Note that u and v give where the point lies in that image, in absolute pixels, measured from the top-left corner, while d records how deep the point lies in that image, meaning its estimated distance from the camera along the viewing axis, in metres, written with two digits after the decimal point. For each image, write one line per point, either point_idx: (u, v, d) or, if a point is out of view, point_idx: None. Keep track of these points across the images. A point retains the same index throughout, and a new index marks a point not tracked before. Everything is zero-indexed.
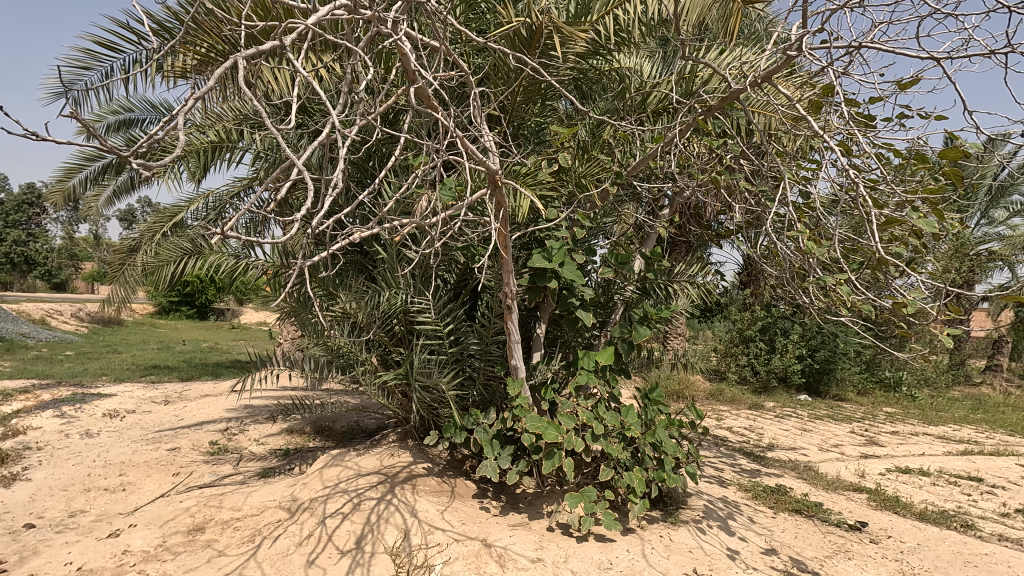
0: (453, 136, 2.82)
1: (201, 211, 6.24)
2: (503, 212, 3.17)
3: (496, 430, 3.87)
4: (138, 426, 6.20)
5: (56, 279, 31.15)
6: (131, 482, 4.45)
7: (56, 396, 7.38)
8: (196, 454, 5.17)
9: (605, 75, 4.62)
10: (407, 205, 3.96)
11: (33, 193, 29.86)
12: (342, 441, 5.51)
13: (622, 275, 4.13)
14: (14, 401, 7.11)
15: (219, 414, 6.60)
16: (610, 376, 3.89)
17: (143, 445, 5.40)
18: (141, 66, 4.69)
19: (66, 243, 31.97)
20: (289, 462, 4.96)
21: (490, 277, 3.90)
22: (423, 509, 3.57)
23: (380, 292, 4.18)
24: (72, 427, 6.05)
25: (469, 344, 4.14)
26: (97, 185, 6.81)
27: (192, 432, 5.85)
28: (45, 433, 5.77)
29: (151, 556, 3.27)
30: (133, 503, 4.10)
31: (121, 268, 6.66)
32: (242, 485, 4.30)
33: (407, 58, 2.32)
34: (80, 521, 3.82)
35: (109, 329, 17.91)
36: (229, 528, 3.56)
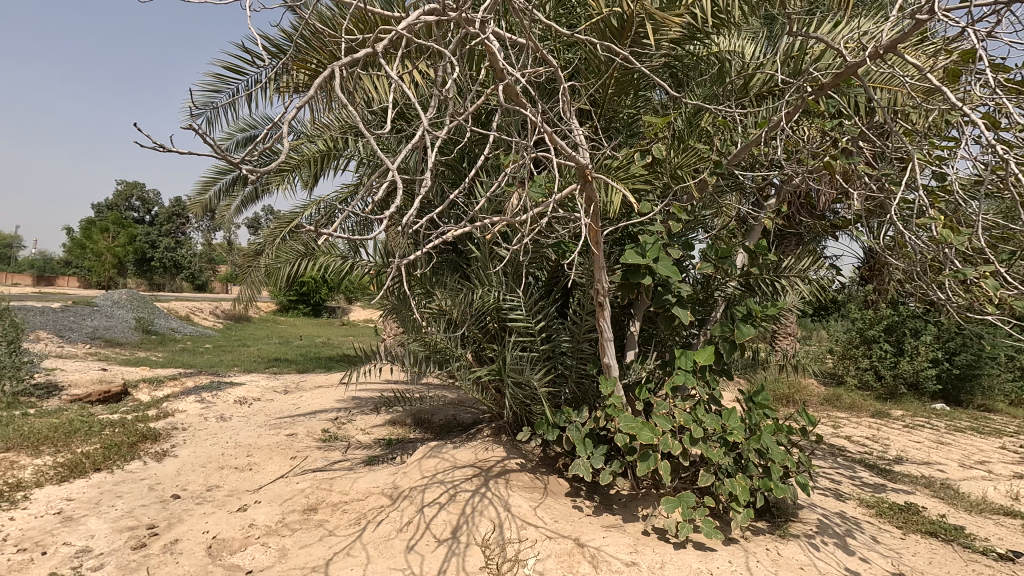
0: (542, 132, 2.80)
1: (315, 216, 6.78)
2: (594, 207, 3.11)
3: (589, 429, 3.81)
4: (263, 412, 6.87)
5: (200, 280, 35.23)
6: (257, 462, 4.94)
7: (198, 384, 8.37)
8: (311, 440, 5.62)
9: (703, 60, 4.41)
10: (499, 204, 4.00)
11: (179, 205, 34.18)
12: (440, 434, 5.73)
13: (723, 270, 3.90)
14: (165, 386, 8.17)
15: (331, 403, 7.14)
16: (710, 377, 3.69)
17: (267, 430, 5.98)
18: (261, 86, 5.14)
19: (206, 248, 36.15)
20: (392, 451, 5.25)
21: (582, 274, 3.86)
22: (516, 505, 3.61)
23: (474, 290, 4.27)
24: (210, 411, 6.82)
25: (561, 342, 4.14)
26: (229, 196, 7.60)
27: (307, 420, 6.37)
28: (189, 415, 6.58)
29: (272, 531, 3.61)
30: (258, 481, 4.55)
31: (249, 270, 7.39)
32: (349, 470, 4.62)
33: (495, 57, 2.32)
34: (215, 495, 4.29)
35: (239, 325, 20.03)
36: (339, 510, 3.83)
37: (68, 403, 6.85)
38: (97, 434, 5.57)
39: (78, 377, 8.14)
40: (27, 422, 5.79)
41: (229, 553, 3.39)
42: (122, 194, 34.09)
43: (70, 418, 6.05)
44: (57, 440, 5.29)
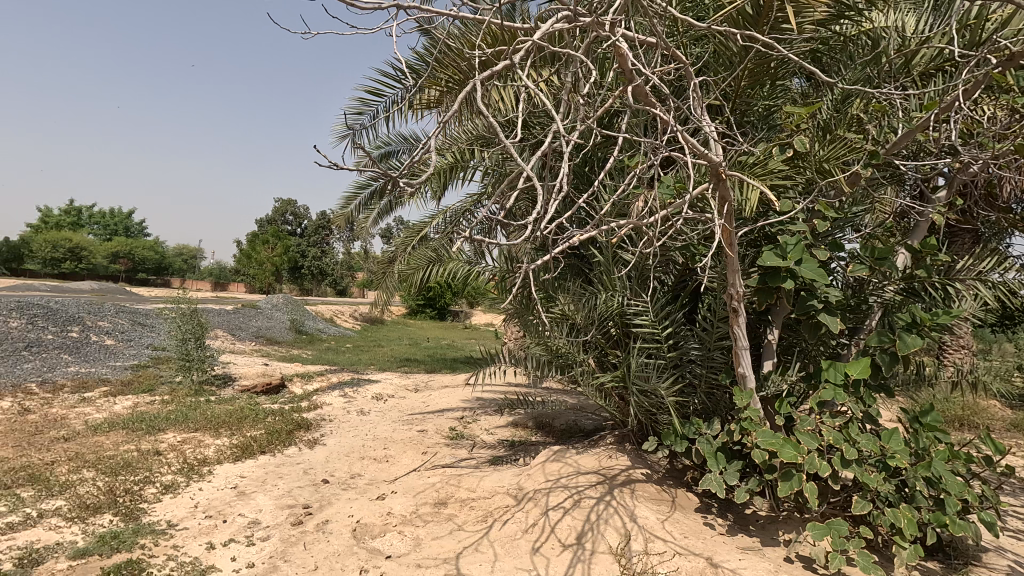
0: (672, 131, 2.70)
1: (441, 225, 7.19)
2: (727, 207, 2.94)
3: (721, 442, 3.59)
4: (396, 408, 7.39)
5: (340, 286, 38.88)
6: (393, 455, 5.33)
7: (341, 380, 9.23)
8: (439, 437, 5.93)
9: (853, 41, 4.00)
10: (623, 206, 3.90)
11: (325, 218, 38.06)
12: (561, 438, 5.75)
13: (880, 273, 3.48)
14: (315, 381, 9.11)
15: (457, 403, 7.49)
16: (865, 393, 3.30)
17: (401, 425, 6.42)
18: (397, 105, 5.55)
19: (346, 257, 39.82)
20: (515, 452, 5.37)
21: (713, 278, 3.65)
22: (643, 516, 3.50)
23: (597, 295, 4.23)
24: (352, 405, 7.49)
25: (689, 349, 3.95)
26: (367, 209, 8.30)
27: (436, 417, 6.74)
28: (334, 408, 7.28)
29: (407, 520, 3.86)
30: (394, 472, 4.90)
31: (384, 276, 8.01)
32: (476, 468, 4.80)
33: (624, 59, 2.27)
34: (358, 483, 4.69)
35: (374, 327, 21.79)
36: (466, 506, 3.99)
37: (240, 392, 7.90)
38: (262, 421, 6.36)
39: (247, 370, 9.37)
40: (210, 408, 6.77)
41: (371, 537, 3.68)
42: (278, 210, 38.56)
43: (242, 406, 6.98)
44: (233, 424, 6.12)
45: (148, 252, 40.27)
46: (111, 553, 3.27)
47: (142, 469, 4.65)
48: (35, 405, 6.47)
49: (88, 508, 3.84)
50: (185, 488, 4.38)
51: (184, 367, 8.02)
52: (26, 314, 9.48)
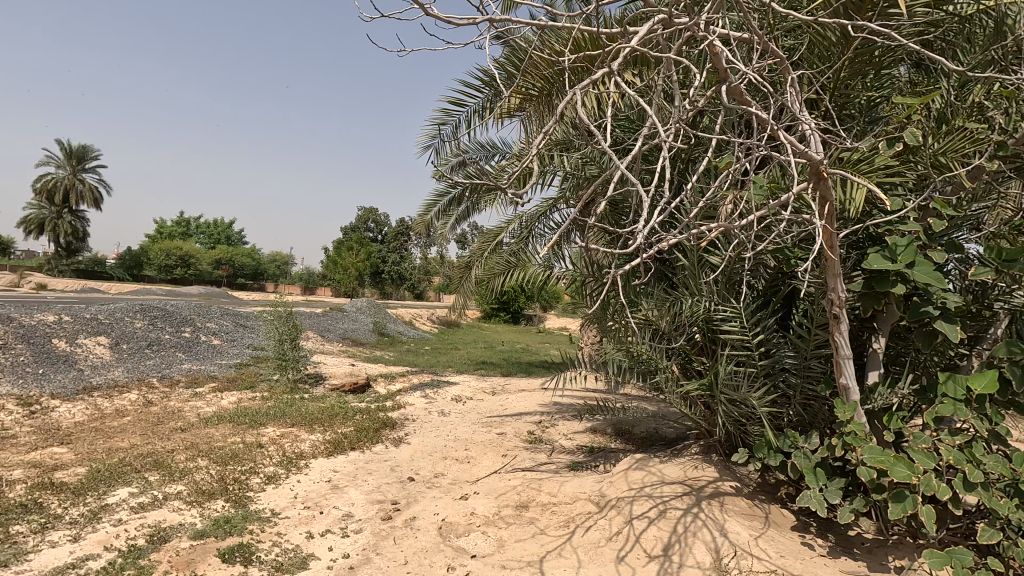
0: (768, 129, 2.58)
1: (516, 230, 7.30)
2: (828, 207, 2.77)
3: (821, 457, 3.37)
4: (475, 410, 7.54)
5: (417, 290, 40.20)
6: (474, 456, 5.44)
7: (422, 381, 9.54)
8: (518, 440, 5.99)
9: (972, 21, 3.64)
10: (710, 209, 3.77)
11: (404, 224, 39.57)
12: (642, 447, 5.62)
13: (1008, 277, 3.13)
14: (397, 382, 9.48)
15: (534, 406, 7.53)
16: (992, 410, 2.98)
17: (481, 427, 6.54)
18: (478, 115, 5.69)
19: (423, 262, 41.15)
20: (594, 458, 5.32)
21: (810, 282, 3.44)
22: (734, 531, 3.35)
23: (681, 300, 4.11)
24: (433, 406, 7.72)
25: (783, 357, 3.75)
26: (445, 216, 8.54)
27: (514, 421, 6.81)
28: (417, 408, 7.53)
29: (490, 521, 3.92)
30: (476, 473, 5.00)
31: (461, 281, 8.21)
32: (556, 473, 4.80)
33: (718, 59, 2.21)
34: (442, 482, 4.82)
35: (450, 330, 22.36)
36: (548, 511, 4.00)
37: (329, 391, 8.37)
38: (351, 419, 6.71)
39: (335, 370, 9.92)
40: (304, 405, 7.23)
41: (456, 535, 3.78)
42: (361, 218, 40.54)
43: (332, 404, 7.39)
44: (325, 421, 6.50)
45: (246, 259, 43.61)
46: (224, 536, 3.57)
47: (248, 460, 5.04)
48: (157, 398, 7.19)
49: (204, 494, 4.22)
50: (285, 479, 4.69)
51: (280, 366, 8.61)
52: (148, 316, 10.56)
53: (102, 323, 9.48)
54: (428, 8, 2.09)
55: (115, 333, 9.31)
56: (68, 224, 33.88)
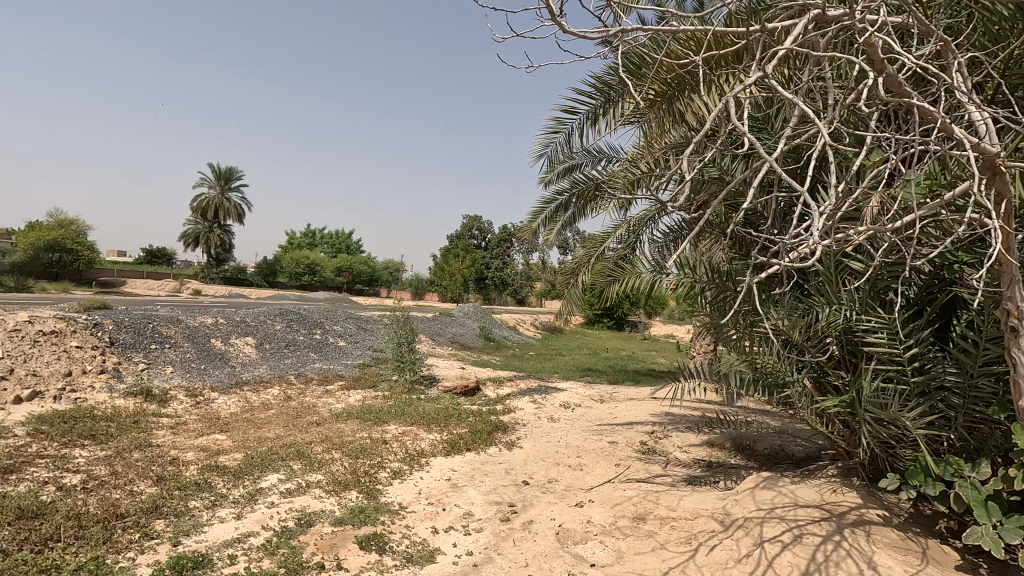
0: (932, 122, 2.33)
1: (622, 235, 7.24)
2: (1006, 205, 2.43)
3: (993, 489, 2.96)
4: (584, 417, 7.50)
5: (520, 295, 40.83)
6: (587, 464, 5.42)
7: (530, 386, 9.66)
8: (631, 450, 5.87)
9: None
10: (852, 210, 3.48)
11: (506, 231, 40.45)
12: (766, 464, 5.28)
13: None
14: (505, 386, 9.69)
15: (645, 416, 7.34)
16: None
17: (591, 435, 6.50)
18: (591, 121, 5.71)
19: (525, 267, 41.73)
20: (714, 474, 5.08)
21: (979, 290, 3.04)
22: (884, 565, 3.04)
23: (816, 308, 3.80)
24: (542, 411, 7.80)
25: (942, 374, 3.35)
26: (551, 223, 8.56)
27: (626, 430, 6.68)
28: (526, 413, 7.65)
29: (607, 531, 3.88)
30: (589, 482, 4.97)
31: (567, 288, 8.06)
32: (673, 487, 4.65)
33: (876, 52, 2.03)
34: (556, 488, 4.85)
35: (554, 335, 22.47)
36: (667, 525, 3.88)
37: (443, 392, 8.76)
38: (465, 420, 6.97)
39: (447, 373, 10.36)
40: (422, 405, 7.63)
41: (574, 542, 3.78)
42: (466, 226, 42.04)
43: (446, 405, 7.72)
44: (441, 421, 6.81)
45: (362, 267, 46.97)
46: (360, 525, 3.87)
47: (376, 455, 5.42)
48: (295, 394, 7.96)
49: (340, 484, 4.59)
50: (409, 475, 4.98)
51: (399, 367, 9.15)
52: (285, 319, 11.74)
53: (249, 325, 10.69)
54: (564, 25, 2.15)
55: (260, 334, 10.46)
56: (218, 237, 38.63)
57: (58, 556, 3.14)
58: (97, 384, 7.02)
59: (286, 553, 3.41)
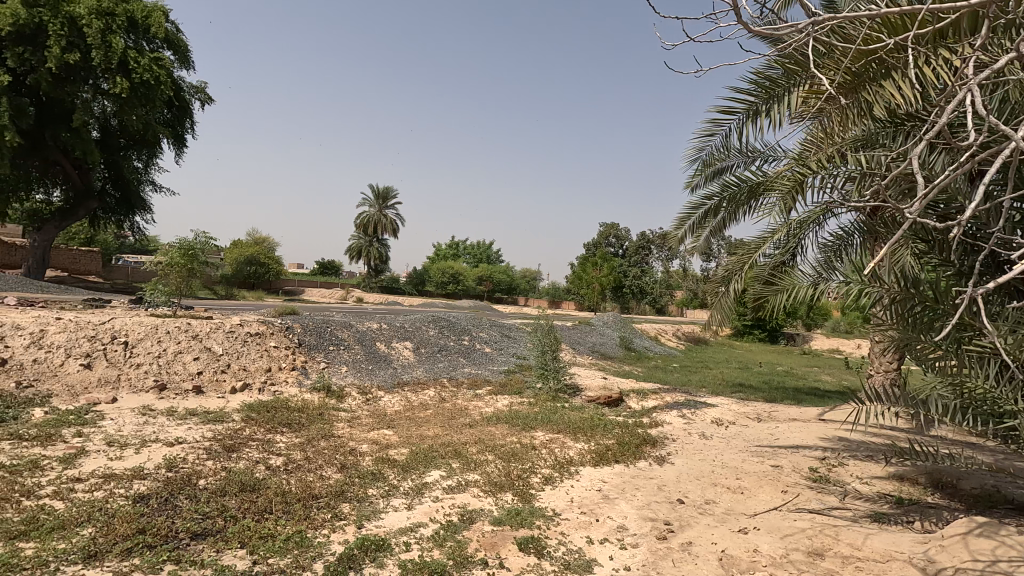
0: None
1: (780, 241, 6.58)
2: None
3: None
4: (741, 437, 6.99)
5: (659, 304, 39.45)
6: (747, 488, 5.04)
7: (676, 400, 9.25)
8: (799, 477, 5.34)
9: None
10: None
11: (645, 239, 39.44)
12: (977, 507, 4.46)
13: None
14: (650, 398, 9.38)
15: (814, 441, 6.63)
16: None
17: (751, 456, 6.03)
18: (753, 120, 5.35)
19: (665, 276, 40.24)
20: (906, 512, 4.42)
21: None
22: None
23: None
24: (692, 427, 7.43)
25: None
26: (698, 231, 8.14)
27: (791, 454, 6.10)
28: (675, 428, 7.34)
29: (778, 563, 3.56)
30: (752, 507, 4.61)
31: (718, 296, 7.42)
32: (855, 523, 4.14)
33: None
34: (714, 510, 4.57)
35: (698, 347, 21.36)
36: (851, 566, 3.46)
37: (587, 402, 8.75)
38: (611, 431, 6.89)
39: (590, 382, 10.32)
40: (567, 413, 7.69)
41: (739, 571, 3.51)
42: (603, 234, 41.60)
43: (591, 415, 7.69)
44: (588, 430, 6.81)
45: (502, 276, 48.97)
46: (518, 527, 4.00)
47: (527, 460, 5.56)
48: (448, 396, 8.50)
49: (496, 485, 4.80)
50: (560, 482, 5.04)
51: (542, 375, 9.31)
52: (437, 325, 12.59)
53: (408, 330, 11.67)
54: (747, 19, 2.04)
55: (416, 339, 11.35)
56: (377, 250, 42.80)
57: (272, 526, 3.69)
58: (289, 379, 8.14)
59: (453, 545, 3.65)
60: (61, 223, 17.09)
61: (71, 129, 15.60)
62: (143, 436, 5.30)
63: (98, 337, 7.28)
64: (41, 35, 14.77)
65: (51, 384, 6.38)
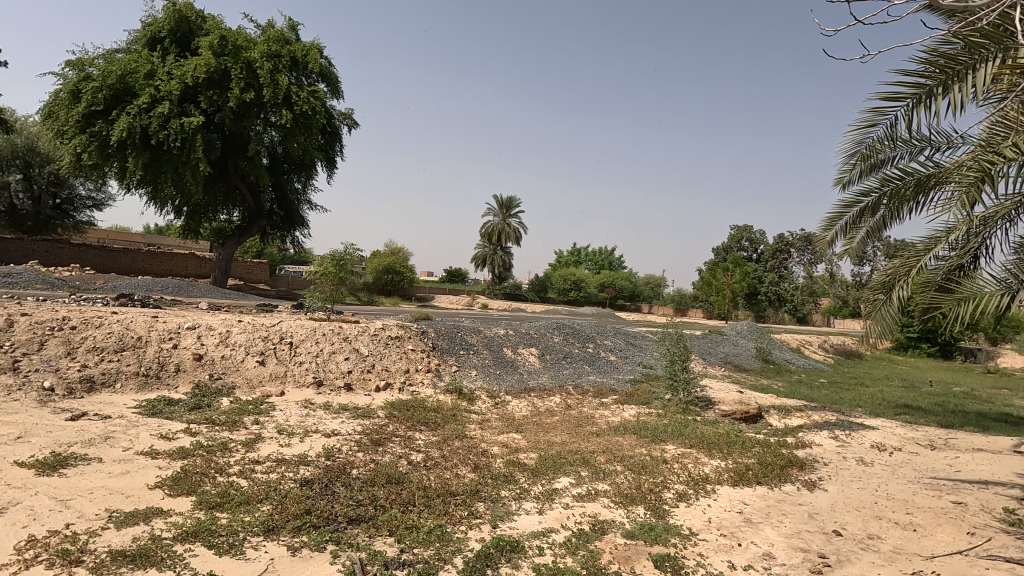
0: None
1: (959, 241, 5.66)
2: None
3: None
4: (910, 466, 6.12)
5: (800, 313, 36.05)
6: (921, 525, 4.40)
7: (826, 420, 8.35)
8: (991, 518, 4.54)
9: None
10: None
11: (785, 242, 36.34)
12: None
13: None
14: (795, 416, 8.58)
15: (1008, 476, 5.61)
16: None
17: (924, 489, 5.26)
18: (925, 104, 4.70)
19: (808, 281, 36.70)
20: None
21: None
22: None
23: None
24: (847, 451, 6.65)
25: None
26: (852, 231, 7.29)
27: (977, 490, 5.22)
28: (826, 450, 6.63)
29: None
30: (929, 548, 4.01)
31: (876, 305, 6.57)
32: None
33: None
34: (880, 546, 4.05)
35: (850, 361, 19.16)
36: None
37: (721, 417, 8.23)
38: (751, 449, 6.41)
39: (724, 396, 9.70)
40: (700, 428, 7.29)
41: None
42: (736, 237, 39.05)
43: (727, 431, 7.21)
44: (724, 447, 6.40)
45: (625, 283, 47.97)
46: (652, 543, 3.88)
47: (658, 474, 5.37)
48: (574, 403, 8.49)
49: (627, 497, 4.69)
50: (695, 500, 4.80)
51: (672, 386, 8.94)
52: (561, 332, 12.66)
53: (533, 337, 11.87)
54: None
55: (542, 345, 11.52)
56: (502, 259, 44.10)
57: (416, 518, 3.95)
58: (425, 381, 8.69)
59: (586, 555, 3.62)
60: (239, 239, 19.87)
61: (248, 158, 18.16)
62: (306, 426, 5.97)
63: (270, 337, 8.34)
64: (226, 79, 17.40)
65: (235, 377, 7.44)
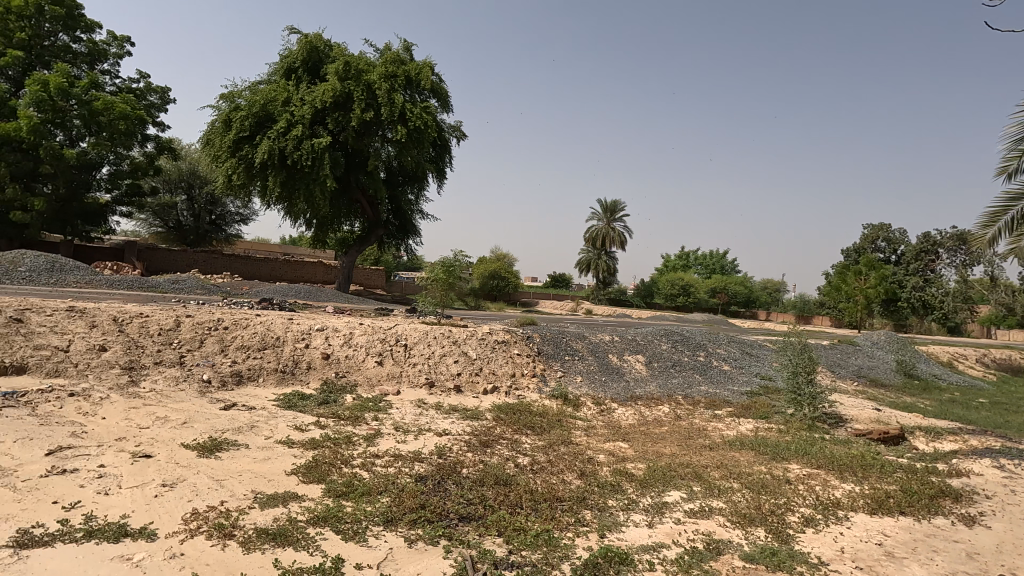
0: None
1: None
2: None
3: None
4: None
5: (952, 322, 31.65)
6: None
7: (987, 446, 7.25)
8: None
9: None
10: None
11: (931, 241, 32.16)
12: None
13: None
14: (946, 440, 7.54)
15: None
16: None
17: None
18: None
19: (961, 286, 32.14)
20: None
21: None
22: None
23: None
24: (1017, 483, 5.71)
25: None
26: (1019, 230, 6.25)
27: None
28: (989, 481, 5.74)
29: None
30: None
31: None
32: None
33: None
34: None
35: (1018, 379, 16.47)
36: None
37: (854, 436, 7.44)
38: (891, 474, 5.73)
39: (857, 413, 8.76)
40: (828, 447, 6.65)
41: None
42: (870, 237, 35.23)
43: (862, 452, 6.50)
44: (858, 470, 5.78)
45: (740, 288, 45.12)
46: (774, 569, 3.60)
47: (780, 495, 4.98)
48: (684, 414, 8.13)
49: (745, 517, 4.40)
50: (824, 526, 4.38)
51: (795, 400, 8.24)
52: (670, 339, 12.19)
53: (640, 343, 11.55)
54: None
55: (649, 352, 11.18)
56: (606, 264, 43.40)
57: (524, 520, 4.00)
58: (531, 386, 8.79)
59: None
60: (360, 247, 21.43)
61: (368, 173, 19.61)
62: (420, 425, 6.30)
63: (387, 339, 8.89)
64: (350, 101, 18.95)
65: (357, 376, 8.04)
